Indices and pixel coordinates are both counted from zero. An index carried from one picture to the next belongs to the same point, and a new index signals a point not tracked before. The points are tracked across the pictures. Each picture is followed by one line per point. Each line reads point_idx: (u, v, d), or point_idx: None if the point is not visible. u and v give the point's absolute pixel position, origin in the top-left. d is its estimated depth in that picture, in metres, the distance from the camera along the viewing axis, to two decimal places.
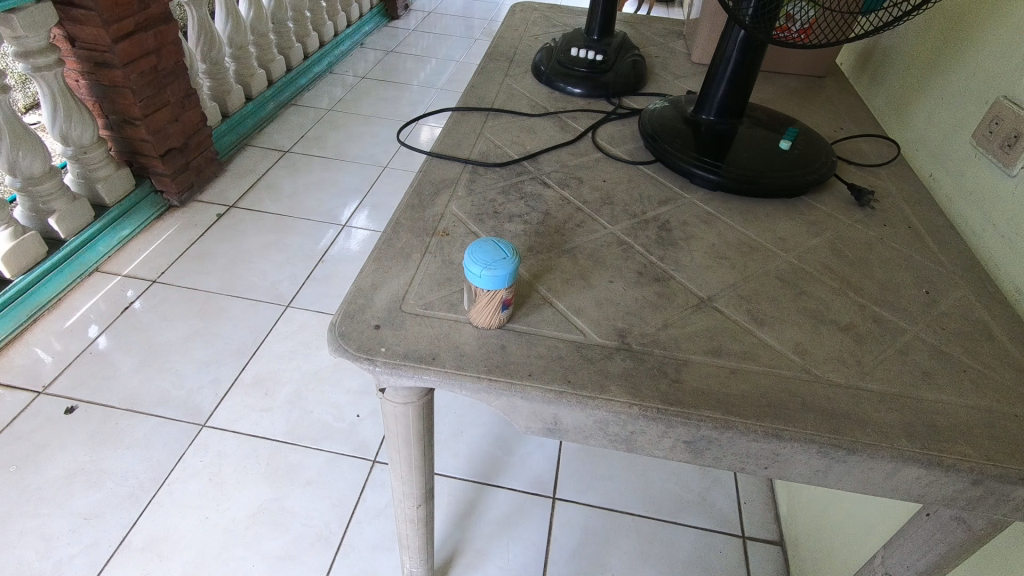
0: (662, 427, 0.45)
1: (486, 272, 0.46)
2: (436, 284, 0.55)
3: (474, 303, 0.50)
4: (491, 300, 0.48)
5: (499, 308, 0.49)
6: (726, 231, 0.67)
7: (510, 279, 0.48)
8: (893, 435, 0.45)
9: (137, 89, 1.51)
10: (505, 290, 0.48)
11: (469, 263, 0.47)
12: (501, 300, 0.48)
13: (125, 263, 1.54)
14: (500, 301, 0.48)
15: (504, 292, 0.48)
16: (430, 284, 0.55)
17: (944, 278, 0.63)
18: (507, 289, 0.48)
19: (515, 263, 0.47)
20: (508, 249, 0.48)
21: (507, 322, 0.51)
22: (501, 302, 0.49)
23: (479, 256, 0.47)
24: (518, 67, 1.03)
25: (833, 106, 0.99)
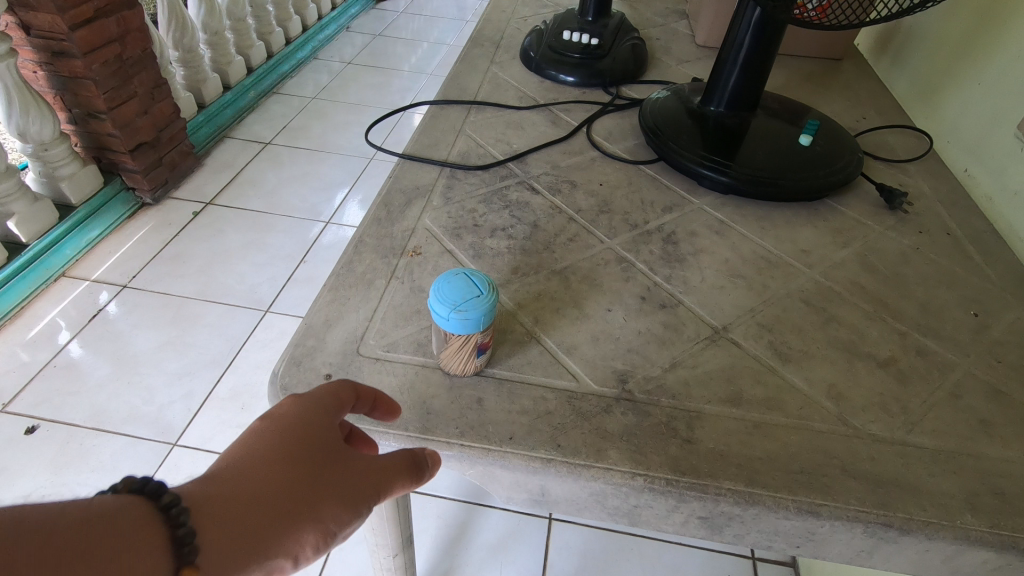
0: (672, 502, 0.37)
1: (454, 315, 0.38)
2: (402, 319, 0.46)
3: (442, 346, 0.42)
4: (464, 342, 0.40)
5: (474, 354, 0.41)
6: (740, 242, 0.59)
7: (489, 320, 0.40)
8: (955, 509, 0.37)
9: (100, 81, 1.40)
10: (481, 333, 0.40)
11: (434, 303, 0.39)
12: (478, 344, 0.40)
13: (94, 267, 1.45)
14: (476, 345, 0.40)
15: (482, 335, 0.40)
16: (395, 319, 0.46)
17: (993, 296, 0.55)
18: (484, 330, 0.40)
19: (491, 302, 0.39)
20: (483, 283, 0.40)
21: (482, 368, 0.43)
22: (477, 348, 0.40)
23: (446, 293, 0.39)
24: (505, 53, 0.93)
25: (853, 92, 0.90)
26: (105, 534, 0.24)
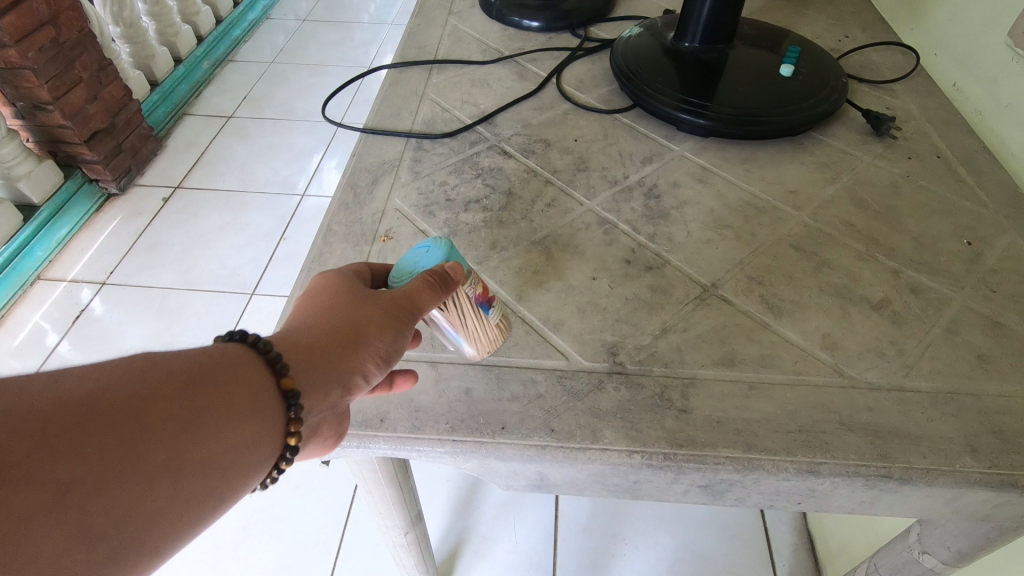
0: (672, 474, 0.37)
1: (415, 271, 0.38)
2: None
3: (452, 340, 0.41)
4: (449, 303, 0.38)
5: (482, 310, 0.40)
6: (725, 190, 0.56)
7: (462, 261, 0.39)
8: (955, 453, 0.36)
9: (39, 69, 1.32)
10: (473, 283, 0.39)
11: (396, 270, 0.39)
12: (473, 301, 0.39)
13: (70, 267, 1.41)
14: (473, 301, 0.39)
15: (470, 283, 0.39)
16: None
17: (987, 221, 0.53)
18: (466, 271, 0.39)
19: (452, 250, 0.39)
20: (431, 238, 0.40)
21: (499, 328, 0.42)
22: (476, 303, 0.39)
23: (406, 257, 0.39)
24: (463, 1, 0.87)
25: (834, 8, 0.85)
26: (232, 362, 0.30)
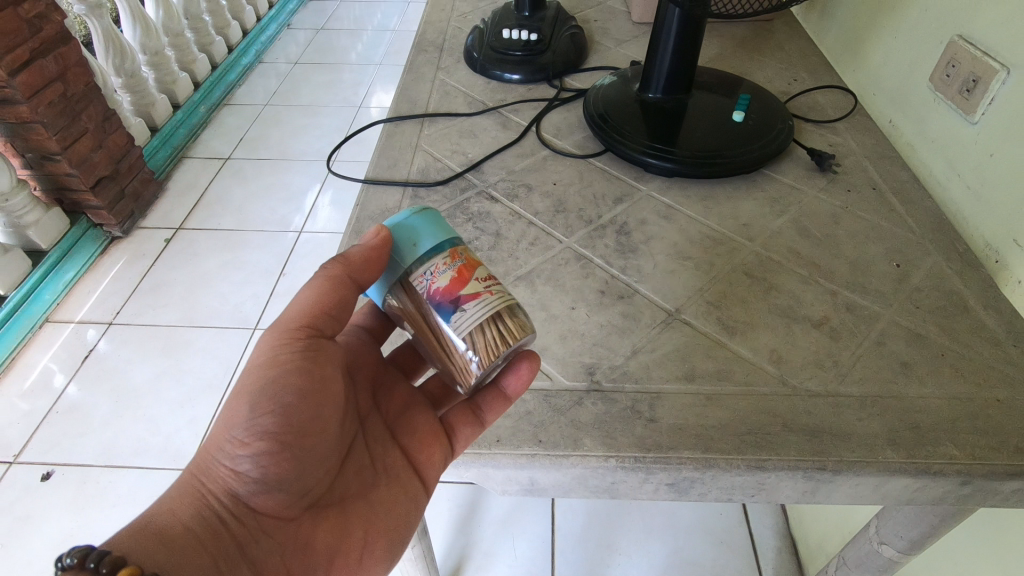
0: (642, 474, 0.44)
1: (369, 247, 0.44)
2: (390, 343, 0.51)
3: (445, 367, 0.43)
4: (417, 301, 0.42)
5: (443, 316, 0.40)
6: (687, 225, 0.64)
7: (416, 249, 0.42)
8: (878, 447, 0.43)
9: (49, 122, 1.39)
10: (429, 271, 0.41)
11: None
12: (426, 297, 0.41)
13: (77, 309, 1.46)
14: (426, 298, 0.41)
15: (424, 271, 0.41)
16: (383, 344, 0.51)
17: (914, 245, 0.61)
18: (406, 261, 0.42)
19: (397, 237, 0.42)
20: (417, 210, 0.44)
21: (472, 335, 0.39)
22: (430, 299, 0.41)
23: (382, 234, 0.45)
24: (449, 56, 0.96)
25: (784, 54, 0.94)
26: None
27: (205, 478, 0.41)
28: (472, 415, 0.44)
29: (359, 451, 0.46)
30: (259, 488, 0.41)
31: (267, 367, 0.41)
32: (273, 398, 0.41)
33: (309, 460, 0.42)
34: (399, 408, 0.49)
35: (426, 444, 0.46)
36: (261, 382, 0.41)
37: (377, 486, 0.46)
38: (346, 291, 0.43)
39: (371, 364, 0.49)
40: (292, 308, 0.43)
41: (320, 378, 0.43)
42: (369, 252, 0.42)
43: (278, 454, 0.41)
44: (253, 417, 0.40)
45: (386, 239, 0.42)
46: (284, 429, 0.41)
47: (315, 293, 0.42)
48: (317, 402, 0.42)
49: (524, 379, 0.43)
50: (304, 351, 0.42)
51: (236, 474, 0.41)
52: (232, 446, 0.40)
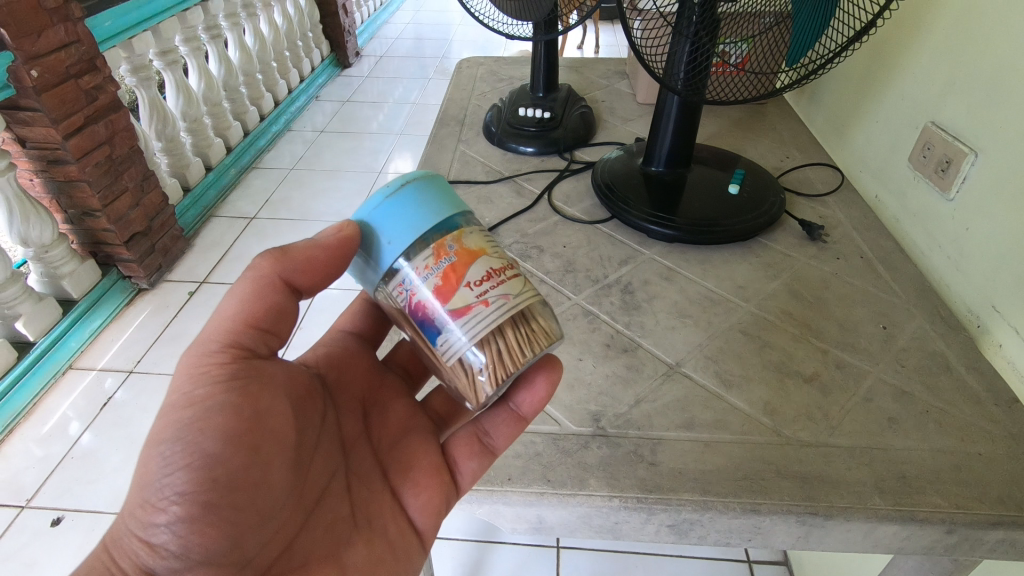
0: (645, 515, 0.47)
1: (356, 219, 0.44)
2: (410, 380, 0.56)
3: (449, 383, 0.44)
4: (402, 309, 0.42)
5: (429, 332, 0.39)
6: (687, 286, 0.69)
7: (391, 248, 0.41)
8: (866, 494, 0.46)
9: (94, 182, 1.39)
10: (411, 277, 0.40)
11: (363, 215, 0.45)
12: (408, 309, 0.40)
13: (100, 356, 1.45)
14: (409, 309, 0.40)
15: (405, 279, 0.40)
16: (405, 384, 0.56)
17: (900, 309, 0.65)
18: (382, 263, 0.41)
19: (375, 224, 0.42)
20: (390, 194, 0.42)
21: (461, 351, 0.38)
22: (412, 311, 0.40)
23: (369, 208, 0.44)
24: (470, 129, 1.05)
25: (776, 134, 1.03)
26: None
27: (117, 552, 0.36)
28: (480, 445, 0.47)
29: (330, 498, 0.44)
30: (180, 563, 0.36)
31: (183, 408, 0.38)
32: (196, 445, 0.38)
33: (246, 521, 0.38)
34: (387, 441, 0.49)
35: (422, 486, 0.47)
36: (179, 426, 0.38)
37: (354, 541, 0.44)
38: (274, 292, 0.42)
39: (358, 386, 0.50)
40: (212, 326, 0.41)
41: (253, 415, 0.40)
42: (321, 248, 0.42)
43: (203, 517, 0.37)
44: (168, 472, 0.37)
45: (347, 236, 0.42)
46: (208, 485, 0.37)
47: (238, 303, 0.41)
48: (251, 445, 0.39)
49: (541, 396, 0.45)
50: (233, 384, 0.40)
51: (151, 547, 0.36)
52: (146, 512, 0.36)
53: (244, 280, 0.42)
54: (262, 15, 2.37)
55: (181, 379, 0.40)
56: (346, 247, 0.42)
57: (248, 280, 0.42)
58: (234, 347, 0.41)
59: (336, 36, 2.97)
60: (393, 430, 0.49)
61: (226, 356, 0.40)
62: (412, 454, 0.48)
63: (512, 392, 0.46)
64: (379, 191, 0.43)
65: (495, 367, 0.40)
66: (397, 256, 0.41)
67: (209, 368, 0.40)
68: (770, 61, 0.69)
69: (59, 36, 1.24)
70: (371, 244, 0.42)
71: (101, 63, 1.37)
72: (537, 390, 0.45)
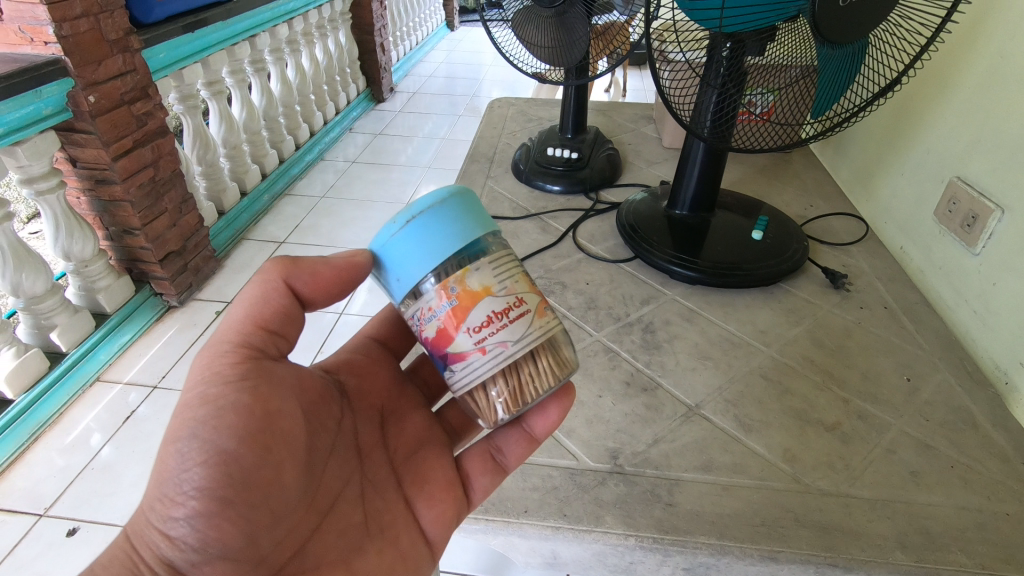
0: (660, 556, 0.47)
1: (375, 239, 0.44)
2: None
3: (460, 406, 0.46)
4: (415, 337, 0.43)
5: (439, 367, 0.41)
6: (708, 327, 0.70)
7: (398, 284, 0.41)
8: (888, 548, 0.45)
9: (137, 202, 1.40)
10: (418, 316, 0.41)
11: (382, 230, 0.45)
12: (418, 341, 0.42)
13: (127, 369, 1.41)
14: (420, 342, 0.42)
15: (414, 315, 0.41)
16: None
17: (924, 361, 0.65)
18: (394, 295, 0.42)
19: (387, 260, 0.42)
20: (399, 229, 0.41)
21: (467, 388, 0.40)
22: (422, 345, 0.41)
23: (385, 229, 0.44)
24: (498, 167, 1.08)
25: (800, 182, 1.04)
26: None
27: (138, 541, 0.37)
28: (494, 464, 0.49)
29: (344, 504, 0.44)
30: (198, 557, 0.37)
31: (197, 406, 0.38)
32: (211, 443, 0.37)
33: (259, 520, 0.38)
34: (402, 451, 0.49)
35: (436, 498, 0.47)
36: (194, 423, 0.38)
37: (367, 548, 0.43)
38: (283, 298, 0.42)
39: (376, 393, 0.51)
40: (223, 328, 0.41)
41: (268, 417, 0.40)
42: (329, 268, 0.43)
43: (220, 513, 0.37)
44: (184, 467, 0.37)
45: (355, 262, 0.44)
46: (223, 482, 0.37)
47: (246, 307, 0.41)
48: (265, 445, 0.39)
49: (552, 421, 0.46)
50: (244, 383, 0.39)
51: (168, 539, 0.36)
52: (164, 506, 0.36)
53: (253, 285, 0.42)
54: (305, 51, 2.48)
55: (195, 377, 0.39)
56: (358, 269, 0.44)
57: (259, 284, 0.42)
58: (246, 348, 0.40)
59: (372, 72, 3.09)
60: (408, 439, 0.49)
61: (238, 355, 0.40)
62: (426, 465, 0.48)
63: (527, 414, 0.47)
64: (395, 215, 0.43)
65: (507, 400, 0.42)
66: (405, 291, 0.41)
67: (224, 368, 0.39)
68: (795, 112, 0.71)
69: (118, 65, 1.28)
70: (381, 273, 0.43)
71: (154, 92, 1.42)
72: (549, 415, 0.46)
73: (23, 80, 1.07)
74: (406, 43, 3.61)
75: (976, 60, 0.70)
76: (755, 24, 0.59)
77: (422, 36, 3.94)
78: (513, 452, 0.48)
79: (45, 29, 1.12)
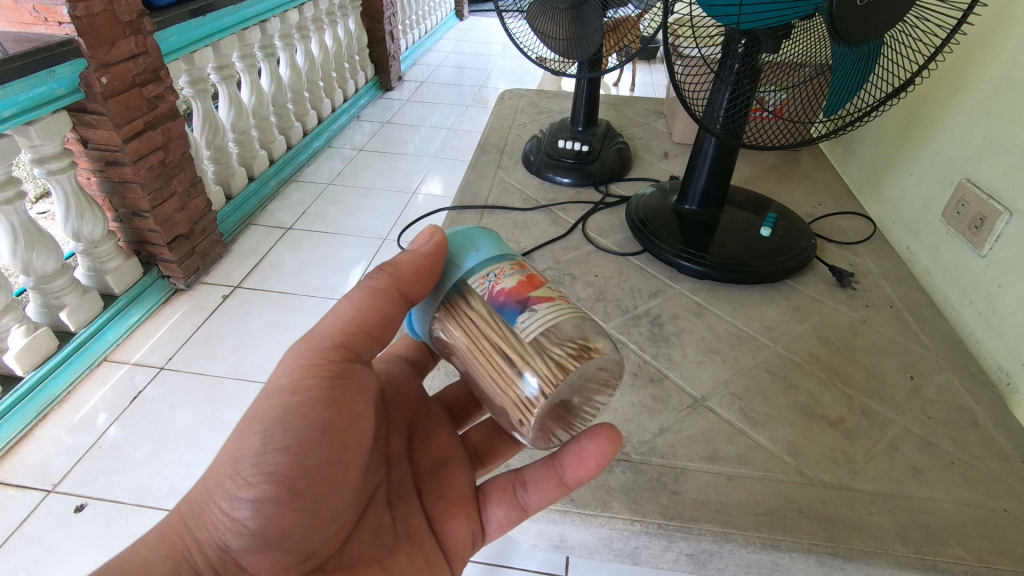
0: (665, 541, 0.48)
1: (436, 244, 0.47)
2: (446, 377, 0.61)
3: (498, 405, 0.42)
4: (476, 308, 0.42)
5: (508, 315, 0.39)
6: (715, 322, 0.71)
7: (477, 248, 0.43)
8: (888, 540, 0.47)
9: (146, 184, 1.40)
10: (494, 274, 0.41)
11: None
12: (486, 299, 0.41)
13: (134, 351, 1.41)
14: (487, 302, 0.41)
15: (487, 274, 0.41)
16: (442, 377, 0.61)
17: (928, 361, 0.66)
18: (470, 263, 0.43)
19: (465, 236, 0.44)
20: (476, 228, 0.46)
21: (538, 333, 0.38)
22: (493, 300, 0.40)
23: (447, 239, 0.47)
24: (509, 158, 1.09)
25: (810, 181, 1.04)
26: None
27: (195, 523, 0.37)
28: (513, 496, 0.48)
29: (376, 503, 0.45)
30: (254, 543, 0.38)
31: (287, 394, 0.39)
32: (292, 432, 0.39)
33: (320, 515, 0.40)
34: (428, 460, 0.50)
35: (454, 513, 0.48)
36: (280, 410, 0.39)
37: (398, 550, 0.44)
38: (390, 304, 0.43)
39: (406, 405, 0.52)
40: (330, 324, 0.42)
41: (349, 416, 0.41)
42: (419, 261, 0.42)
43: (287, 503, 0.38)
44: (264, 452, 0.38)
45: (440, 243, 0.43)
46: (296, 472, 0.38)
47: (356, 311, 0.42)
48: (341, 443, 0.41)
49: (590, 464, 0.43)
50: (338, 382, 0.41)
51: (233, 522, 0.37)
52: (233, 485, 0.37)
53: (363, 289, 0.43)
54: (314, 37, 2.48)
55: (288, 367, 0.40)
56: (435, 258, 0.42)
57: (367, 291, 0.42)
58: (345, 350, 0.42)
59: (381, 60, 3.08)
60: (433, 452, 0.51)
61: (335, 355, 0.41)
62: (449, 479, 0.50)
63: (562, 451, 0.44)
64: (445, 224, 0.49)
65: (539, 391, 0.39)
66: (484, 260, 0.43)
67: (317, 362, 0.40)
68: (807, 110, 0.71)
69: (130, 47, 1.28)
70: (457, 249, 0.43)
71: (165, 75, 1.41)
72: (587, 456, 0.43)
73: (36, 60, 1.08)
74: (415, 32, 3.59)
75: (989, 64, 0.71)
76: (771, 22, 0.59)
77: (432, 25, 3.92)
78: (539, 489, 0.46)
79: (59, 9, 1.12)
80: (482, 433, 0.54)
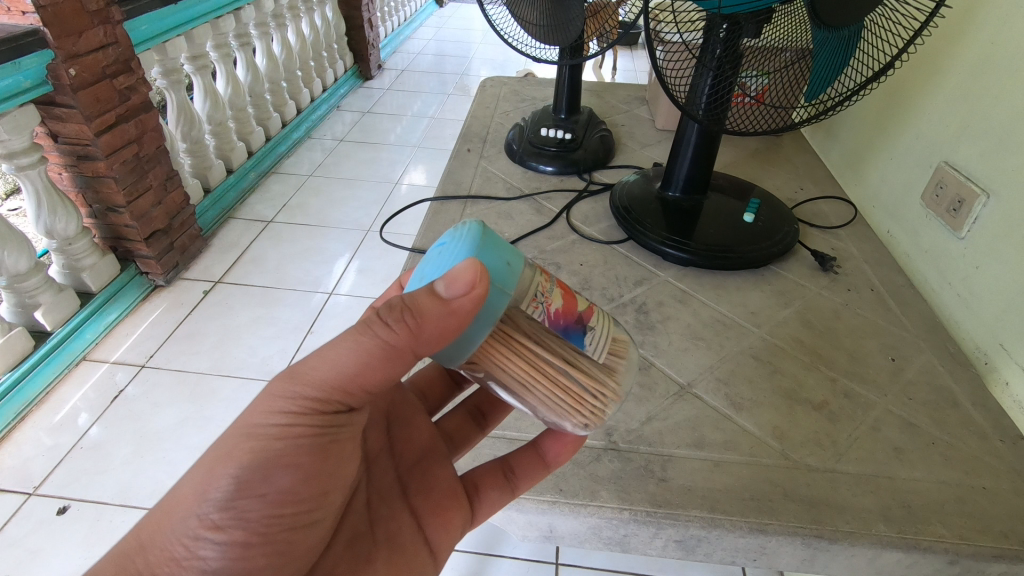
0: (653, 529, 0.48)
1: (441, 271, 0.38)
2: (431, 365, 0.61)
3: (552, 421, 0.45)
4: (530, 338, 0.40)
5: (575, 340, 0.40)
6: (700, 308, 0.71)
7: (510, 268, 0.38)
8: (872, 520, 0.47)
9: (121, 178, 1.36)
10: (541, 292, 0.39)
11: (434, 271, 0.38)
12: (546, 327, 0.39)
13: (115, 348, 1.38)
14: (546, 327, 0.40)
15: (537, 296, 0.39)
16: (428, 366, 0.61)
17: (909, 343, 0.67)
18: (511, 285, 0.37)
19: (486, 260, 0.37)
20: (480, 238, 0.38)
21: (604, 349, 0.42)
22: (553, 325, 0.39)
23: (442, 262, 0.38)
24: (492, 147, 1.08)
25: (792, 166, 1.05)
26: None
27: (151, 558, 0.36)
28: (504, 480, 0.49)
29: (353, 515, 0.45)
30: None
31: (269, 439, 0.37)
32: (270, 478, 0.37)
33: (293, 552, 0.39)
34: (410, 459, 0.50)
35: (440, 511, 0.48)
36: (260, 455, 0.37)
37: (375, 559, 0.44)
38: (399, 366, 0.37)
39: (383, 399, 0.51)
40: (325, 373, 0.36)
41: (329, 459, 0.40)
42: (457, 316, 0.35)
43: (255, 547, 0.37)
44: (237, 496, 0.36)
45: (480, 295, 0.35)
46: (271, 519, 0.38)
47: (355, 362, 0.36)
48: (318, 480, 0.40)
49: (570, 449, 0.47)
50: (323, 428, 0.38)
51: (195, 560, 0.36)
52: (199, 525, 0.36)
53: (371, 336, 0.36)
54: (290, 25, 2.42)
55: (268, 408, 0.37)
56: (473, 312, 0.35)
57: (378, 345, 0.36)
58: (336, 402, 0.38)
59: (360, 48, 3.03)
60: (415, 448, 0.51)
61: (323, 402, 0.37)
62: (432, 478, 0.49)
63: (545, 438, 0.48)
64: (430, 249, 0.41)
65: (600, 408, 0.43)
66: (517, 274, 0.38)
67: (305, 410, 0.37)
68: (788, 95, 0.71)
69: (99, 37, 1.24)
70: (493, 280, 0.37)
71: (137, 65, 1.37)
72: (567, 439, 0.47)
73: None
74: (394, 20, 3.53)
75: (966, 47, 0.71)
76: (752, 6, 0.59)
77: (411, 13, 3.86)
78: (527, 472, 0.48)
79: None
80: (454, 420, 0.55)
